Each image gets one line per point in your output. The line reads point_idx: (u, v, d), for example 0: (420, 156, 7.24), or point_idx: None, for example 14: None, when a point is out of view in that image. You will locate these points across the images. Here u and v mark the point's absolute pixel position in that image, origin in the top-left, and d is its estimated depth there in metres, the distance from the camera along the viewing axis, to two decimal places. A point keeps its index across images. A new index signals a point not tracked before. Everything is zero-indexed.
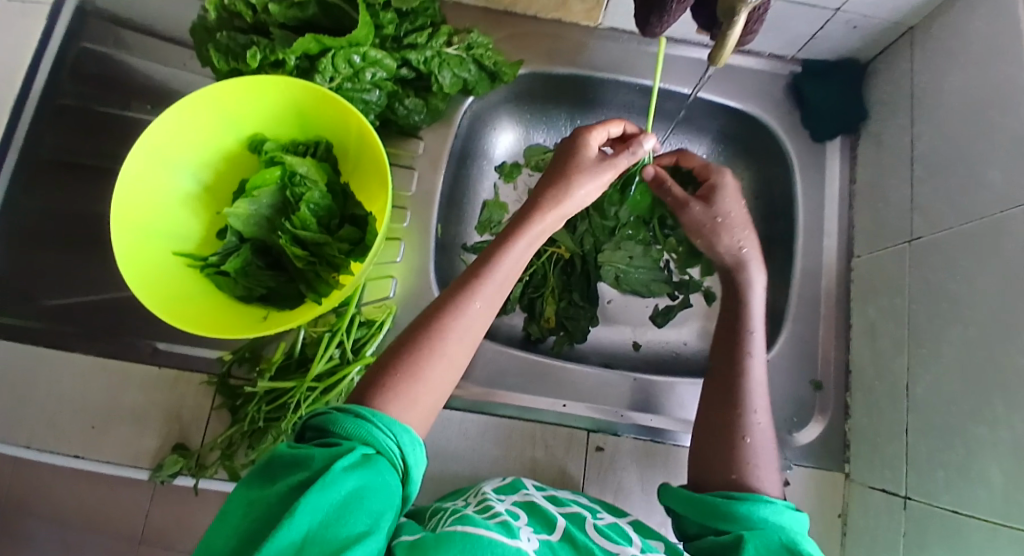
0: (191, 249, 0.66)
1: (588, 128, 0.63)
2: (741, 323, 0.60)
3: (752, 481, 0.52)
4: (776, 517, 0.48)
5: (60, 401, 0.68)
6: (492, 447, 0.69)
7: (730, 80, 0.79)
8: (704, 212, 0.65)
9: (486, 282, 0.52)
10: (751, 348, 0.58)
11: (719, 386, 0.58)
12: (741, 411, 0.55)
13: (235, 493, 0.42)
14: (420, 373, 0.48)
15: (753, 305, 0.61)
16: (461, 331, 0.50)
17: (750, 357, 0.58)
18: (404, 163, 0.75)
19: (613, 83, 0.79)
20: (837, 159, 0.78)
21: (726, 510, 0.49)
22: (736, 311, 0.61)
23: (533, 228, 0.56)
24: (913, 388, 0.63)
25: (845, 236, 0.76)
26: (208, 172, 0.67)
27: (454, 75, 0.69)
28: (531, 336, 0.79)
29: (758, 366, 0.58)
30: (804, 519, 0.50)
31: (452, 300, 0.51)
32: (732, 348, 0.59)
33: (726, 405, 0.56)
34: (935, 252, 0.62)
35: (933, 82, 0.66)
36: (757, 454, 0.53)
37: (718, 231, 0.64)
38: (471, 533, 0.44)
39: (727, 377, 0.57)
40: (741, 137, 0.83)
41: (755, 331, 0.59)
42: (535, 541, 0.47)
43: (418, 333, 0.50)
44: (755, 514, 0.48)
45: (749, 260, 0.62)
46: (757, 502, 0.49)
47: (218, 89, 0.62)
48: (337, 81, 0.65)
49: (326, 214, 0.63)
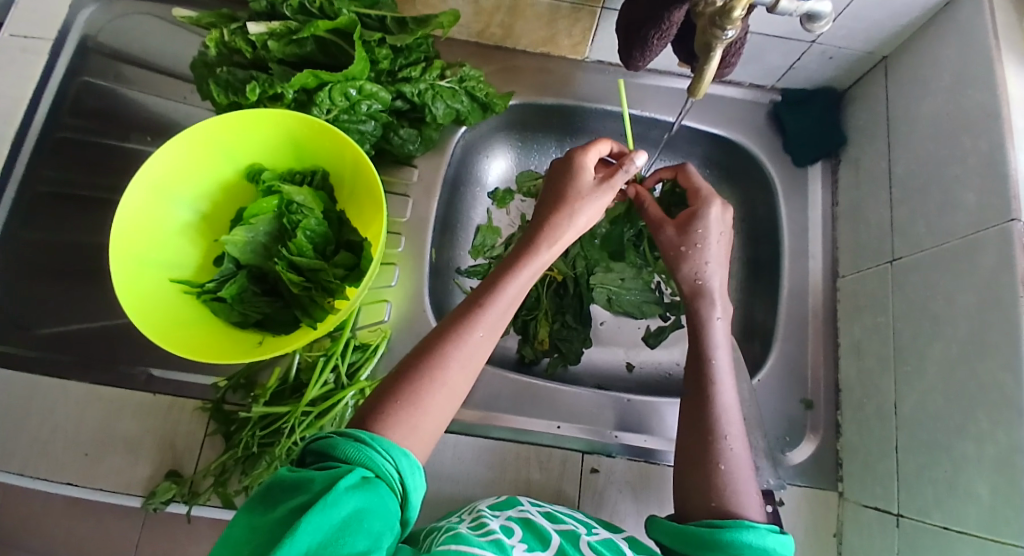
0: (188, 277, 0.67)
1: (582, 149, 0.65)
2: (704, 351, 0.61)
3: (735, 508, 0.52)
4: (759, 541, 0.49)
5: (54, 429, 0.68)
6: (487, 470, 0.70)
7: (713, 109, 0.82)
8: (675, 237, 0.65)
9: (487, 311, 0.54)
10: (718, 378, 0.59)
11: (693, 417, 0.58)
12: (714, 438, 0.56)
13: (238, 518, 0.43)
14: (421, 400, 0.49)
15: (712, 332, 0.61)
16: (463, 359, 0.51)
17: (718, 387, 0.59)
18: (399, 191, 0.77)
19: (599, 112, 0.82)
20: (818, 183, 0.80)
21: (711, 539, 0.49)
22: (697, 338, 0.62)
23: (536, 260, 0.58)
24: (901, 405, 0.64)
25: (830, 256, 0.77)
26: (206, 202, 0.69)
27: (447, 106, 0.71)
28: (524, 358, 0.80)
29: (729, 396, 0.59)
30: (789, 542, 0.50)
31: (453, 329, 0.52)
32: (701, 376, 0.59)
33: (698, 432, 0.57)
34: (916, 272, 0.64)
35: (908, 109, 0.69)
36: (734, 481, 0.54)
37: (680, 259, 0.64)
38: (466, 551, 0.44)
39: (699, 404, 0.58)
40: (726, 163, 0.85)
41: (718, 359, 0.60)
42: None
43: (419, 362, 0.51)
44: (742, 540, 0.49)
45: (704, 293, 0.63)
46: (741, 528, 0.50)
47: (217, 121, 0.64)
48: (334, 113, 0.67)
49: (322, 240, 0.65)
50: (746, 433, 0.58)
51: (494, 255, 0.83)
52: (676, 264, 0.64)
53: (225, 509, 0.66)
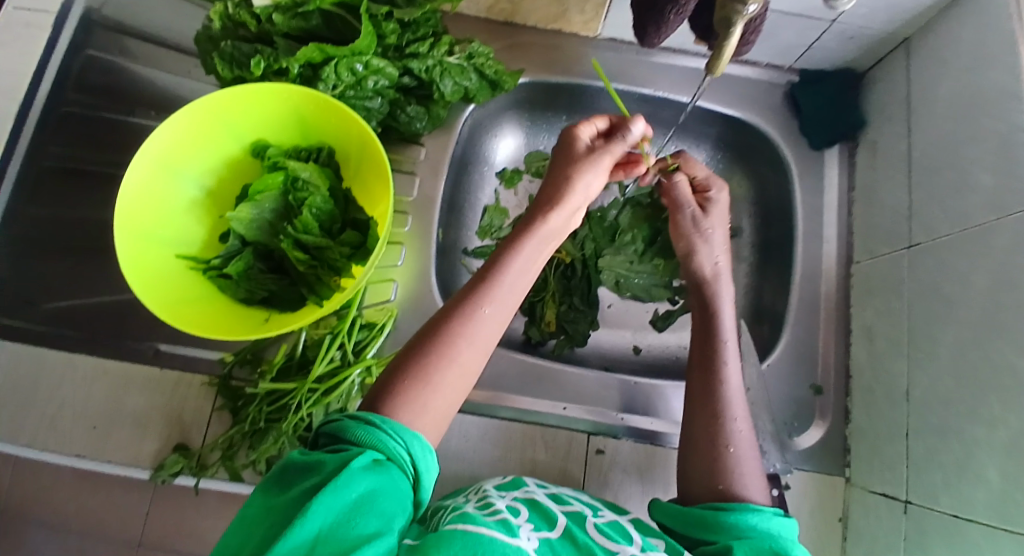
0: (194, 253, 0.67)
1: (575, 124, 0.62)
2: (715, 330, 0.60)
3: (739, 490, 0.52)
4: (764, 525, 0.49)
5: (63, 402, 0.68)
6: (492, 449, 0.69)
7: (729, 88, 0.80)
8: (697, 220, 0.67)
9: (495, 286, 0.52)
10: (725, 357, 0.58)
11: (698, 400, 0.57)
12: (723, 421, 0.55)
13: (254, 497, 0.43)
14: (429, 380, 0.48)
15: (722, 314, 0.61)
16: (471, 336, 0.50)
17: (726, 365, 0.58)
18: (405, 169, 0.75)
19: (608, 91, 0.80)
20: (835, 166, 0.78)
21: (714, 520, 0.49)
22: (709, 323, 0.61)
23: (541, 229, 0.56)
24: (911, 390, 0.63)
25: (844, 241, 0.76)
26: (211, 178, 0.68)
27: (455, 83, 0.70)
28: (531, 339, 0.80)
29: (735, 374, 0.58)
30: (792, 527, 0.51)
31: (460, 306, 0.51)
32: (708, 358, 0.59)
33: (708, 416, 0.56)
34: (931, 256, 0.63)
35: (927, 89, 0.67)
36: (740, 464, 0.54)
37: (703, 242, 0.66)
38: (472, 532, 0.44)
39: (707, 389, 0.57)
40: (738, 144, 0.84)
41: (728, 341, 0.60)
42: (534, 540, 0.47)
43: (429, 339, 0.50)
44: (745, 522, 0.49)
45: (722, 273, 0.64)
46: (745, 510, 0.50)
47: (223, 96, 0.63)
48: (340, 89, 0.66)
49: (327, 218, 0.64)
50: (751, 417, 0.57)
51: (501, 237, 0.82)
52: (694, 247, 0.66)
53: (231, 483, 0.66)
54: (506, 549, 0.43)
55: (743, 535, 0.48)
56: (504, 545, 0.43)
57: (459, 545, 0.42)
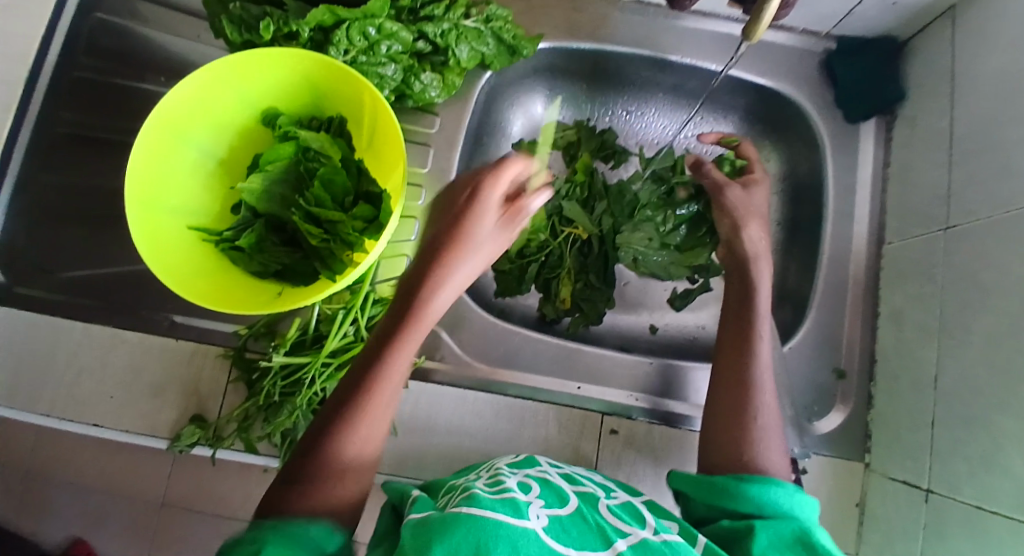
0: (205, 224, 0.66)
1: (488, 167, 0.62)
2: (748, 323, 0.59)
3: (764, 464, 0.51)
4: (787, 500, 0.48)
5: (78, 372, 0.68)
6: (505, 425, 0.68)
7: (763, 57, 0.76)
8: (741, 197, 0.68)
9: (403, 347, 0.52)
10: (760, 333, 0.59)
11: (724, 375, 0.57)
12: (751, 394, 0.55)
13: None
14: (344, 451, 0.48)
15: (758, 292, 0.61)
16: (384, 399, 0.50)
17: (760, 342, 0.59)
18: (419, 139, 0.73)
19: (632, 58, 0.76)
20: (870, 141, 0.74)
21: (735, 489, 0.49)
22: (741, 318, 0.60)
23: (447, 286, 0.57)
24: (939, 379, 0.61)
25: (876, 220, 0.73)
26: (223, 146, 0.67)
27: (472, 48, 0.68)
28: (546, 317, 0.78)
29: (767, 351, 0.58)
30: (815, 505, 0.49)
31: (371, 371, 0.51)
32: (741, 339, 0.58)
33: (737, 392, 0.56)
34: (969, 240, 0.59)
35: (974, 61, 0.63)
36: (764, 435, 0.53)
37: (747, 218, 0.66)
38: (476, 515, 0.41)
39: (737, 365, 0.57)
40: (767, 116, 0.80)
41: (764, 318, 0.60)
42: (544, 518, 0.44)
43: (341, 410, 0.49)
44: (765, 496, 0.48)
45: (762, 253, 0.64)
46: (767, 483, 0.49)
47: (232, 61, 0.60)
48: (351, 54, 0.63)
49: (339, 189, 0.63)
50: (780, 410, 0.56)
51: None
52: (740, 222, 0.66)
53: (247, 454, 0.66)
54: (512, 534, 0.41)
55: (761, 509, 0.47)
56: (510, 528, 0.41)
57: (462, 533, 0.39)
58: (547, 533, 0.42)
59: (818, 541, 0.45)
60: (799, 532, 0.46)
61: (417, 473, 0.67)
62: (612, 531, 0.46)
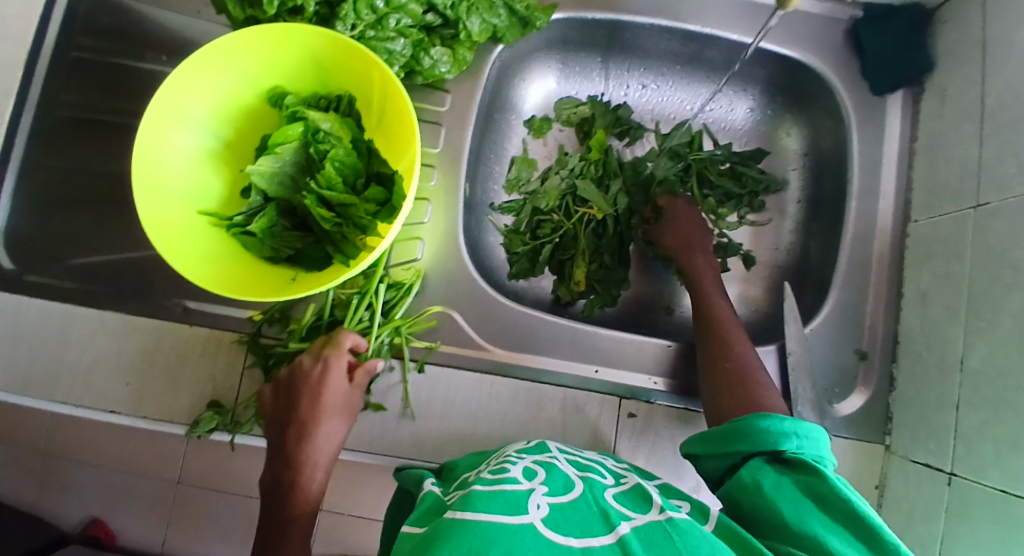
0: (216, 209, 0.64)
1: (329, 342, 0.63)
2: (714, 332, 0.64)
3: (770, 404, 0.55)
4: (781, 428, 0.49)
5: (92, 360, 0.67)
6: (522, 409, 0.68)
7: (788, 25, 0.72)
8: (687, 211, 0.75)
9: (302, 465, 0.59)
10: (714, 302, 0.66)
11: (709, 343, 0.63)
12: (732, 350, 0.61)
13: None
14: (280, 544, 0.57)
15: (703, 277, 0.70)
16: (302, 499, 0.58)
17: (717, 310, 0.66)
18: (430, 118, 0.71)
19: (650, 29, 0.73)
20: (897, 114, 0.71)
21: (732, 432, 0.50)
22: (714, 333, 0.63)
23: (325, 416, 0.60)
24: (966, 361, 0.59)
25: (902, 197, 0.70)
26: (228, 128, 0.64)
27: (483, 21, 0.65)
28: (560, 299, 0.77)
29: (731, 318, 0.65)
30: (818, 434, 0.49)
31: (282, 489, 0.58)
32: (701, 316, 0.66)
33: (719, 354, 0.61)
34: (1003, 218, 0.57)
35: (1011, 28, 0.59)
36: (757, 381, 0.58)
37: (695, 227, 0.74)
38: (470, 519, 0.39)
39: (713, 334, 0.63)
40: (789, 87, 0.77)
41: (716, 293, 0.68)
42: (544, 508, 0.42)
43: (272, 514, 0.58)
44: (762, 429, 0.49)
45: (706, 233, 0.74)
46: (757, 418, 0.50)
47: (236, 38, 0.58)
48: (359, 29, 0.61)
49: (350, 172, 0.61)
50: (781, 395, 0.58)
51: (529, 190, 0.78)
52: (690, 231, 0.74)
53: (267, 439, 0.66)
54: (509, 532, 0.38)
55: (759, 444, 0.49)
56: (505, 527, 0.39)
57: (453, 542, 0.37)
58: (544, 526, 0.40)
59: (825, 474, 0.45)
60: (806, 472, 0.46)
61: (435, 457, 0.67)
62: (616, 516, 0.43)
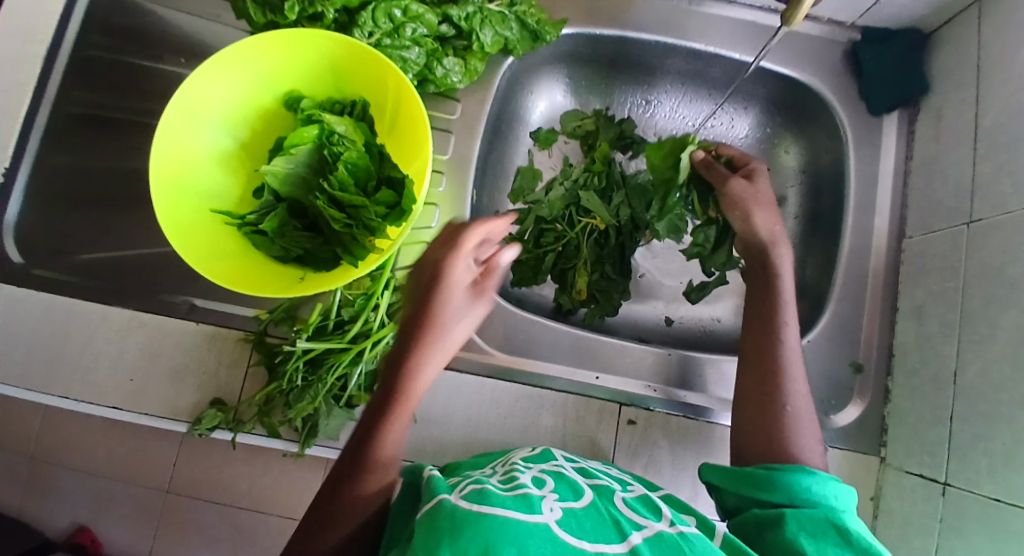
0: (228, 208, 0.65)
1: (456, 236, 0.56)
2: (774, 349, 0.57)
3: (795, 451, 0.52)
4: (819, 487, 0.48)
5: (95, 355, 0.67)
6: (523, 415, 0.68)
7: (789, 47, 0.75)
8: (748, 187, 0.63)
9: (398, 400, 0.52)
10: (785, 317, 0.58)
11: (752, 360, 0.57)
12: (781, 379, 0.56)
13: None
14: (365, 486, 0.50)
15: (782, 277, 0.60)
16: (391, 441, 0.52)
17: (785, 326, 0.58)
18: (440, 126, 0.72)
19: (654, 46, 0.76)
20: (893, 134, 0.74)
21: (768, 478, 0.49)
22: (768, 352, 0.57)
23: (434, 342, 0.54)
24: (960, 373, 0.61)
25: (897, 215, 0.72)
26: (243, 130, 0.66)
27: (496, 33, 0.67)
28: (562, 307, 0.78)
29: (793, 336, 0.58)
30: (850, 493, 0.49)
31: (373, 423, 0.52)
32: (766, 320, 0.58)
33: (765, 380, 0.56)
34: (996, 235, 0.59)
35: (1003, 53, 0.62)
36: (795, 421, 0.54)
37: (757, 206, 0.62)
38: (486, 512, 0.41)
39: (765, 350, 0.57)
40: (790, 106, 0.79)
41: (787, 301, 0.59)
42: (557, 511, 0.44)
43: (356, 451, 0.51)
44: (799, 485, 0.48)
45: (780, 239, 0.62)
46: (799, 472, 0.49)
47: (255, 41, 0.60)
48: (376, 37, 0.63)
49: (363, 174, 0.62)
50: (820, 441, 0.55)
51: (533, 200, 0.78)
52: (750, 213, 0.62)
53: (269, 438, 0.66)
54: (522, 529, 0.40)
55: (794, 499, 0.48)
56: (520, 524, 0.40)
57: (470, 535, 0.38)
58: (558, 528, 0.41)
59: (854, 531, 0.45)
60: (835, 521, 0.46)
61: (435, 459, 0.67)
62: (627, 524, 0.44)
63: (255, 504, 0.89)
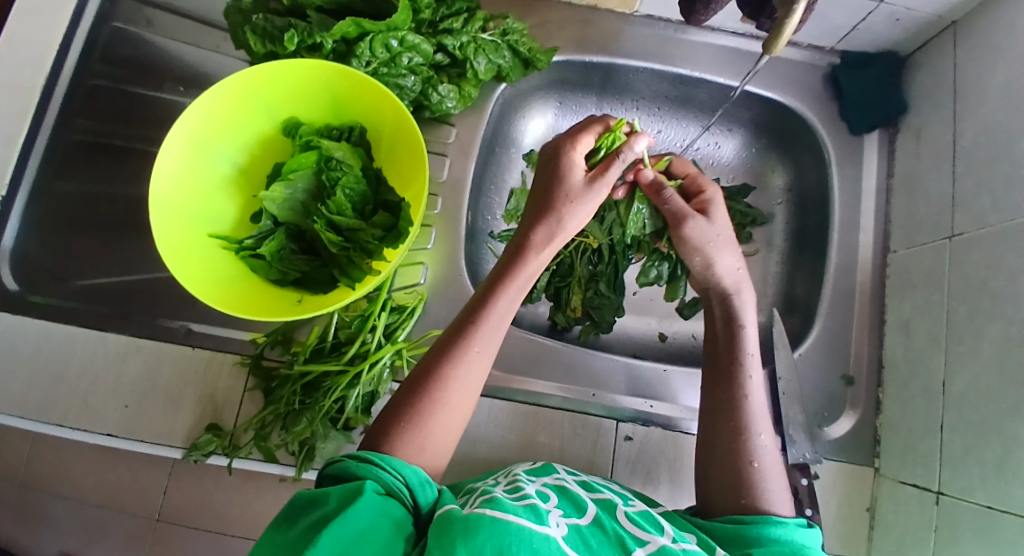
0: (226, 232, 0.66)
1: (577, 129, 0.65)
2: (740, 403, 0.56)
3: (763, 504, 0.52)
4: (788, 536, 0.49)
5: (92, 381, 0.67)
6: (521, 432, 0.69)
7: (774, 72, 0.78)
8: (704, 228, 0.61)
9: (481, 327, 0.53)
10: (748, 368, 0.57)
11: (726, 412, 0.56)
12: (747, 435, 0.55)
13: (263, 537, 0.44)
14: (426, 422, 0.50)
15: (746, 327, 0.60)
16: (462, 376, 0.52)
17: (749, 378, 0.57)
18: (436, 150, 0.74)
19: (643, 71, 0.78)
20: (874, 153, 0.76)
21: (738, 533, 0.49)
22: (738, 404, 0.56)
23: (524, 271, 0.56)
24: (950, 385, 0.62)
25: (881, 230, 0.75)
26: (244, 155, 0.67)
27: (489, 61, 0.69)
28: (557, 324, 0.80)
29: (757, 385, 0.57)
30: (816, 536, 0.51)
31: (450, 349, 0.52)
32: (732, 369, 0.58)
33: (733, 429, 0.55)
34: (977, 249, 0.61)
35: (976, 76, 0.65)
36: (764, 478, 0.53)
37: (718, 250, 0.61)
38: (500, 517, 0.42)
39: (733, 403, 0.56)
40: (773, 128, 0.82)
41: (751, 353, 0.59)
42: (564, 526, 0.44)
43: (422, 381, 0.51)
44: (770, 535, 0.48)
45: (744, 284, 0.61)
46: (768, 523, 0.49)
47: (256, 71, 0.62)
48: (373, 65, 0.65)
49: (360, 199, 0.63)
50: (790, 498, 0.54)
51: None
52: (710, 258, 0.61)
53: (267, 462, 0.66)
54: (533, 540, 0.41)
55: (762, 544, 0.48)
56: (530, 534, 0.41)
57: (485, 536, 0.40)
58: (566, 542, 0.42)
59: None
60: None
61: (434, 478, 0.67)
62: (630, 540, 0.44)
63: (248, 530, 0.88)
